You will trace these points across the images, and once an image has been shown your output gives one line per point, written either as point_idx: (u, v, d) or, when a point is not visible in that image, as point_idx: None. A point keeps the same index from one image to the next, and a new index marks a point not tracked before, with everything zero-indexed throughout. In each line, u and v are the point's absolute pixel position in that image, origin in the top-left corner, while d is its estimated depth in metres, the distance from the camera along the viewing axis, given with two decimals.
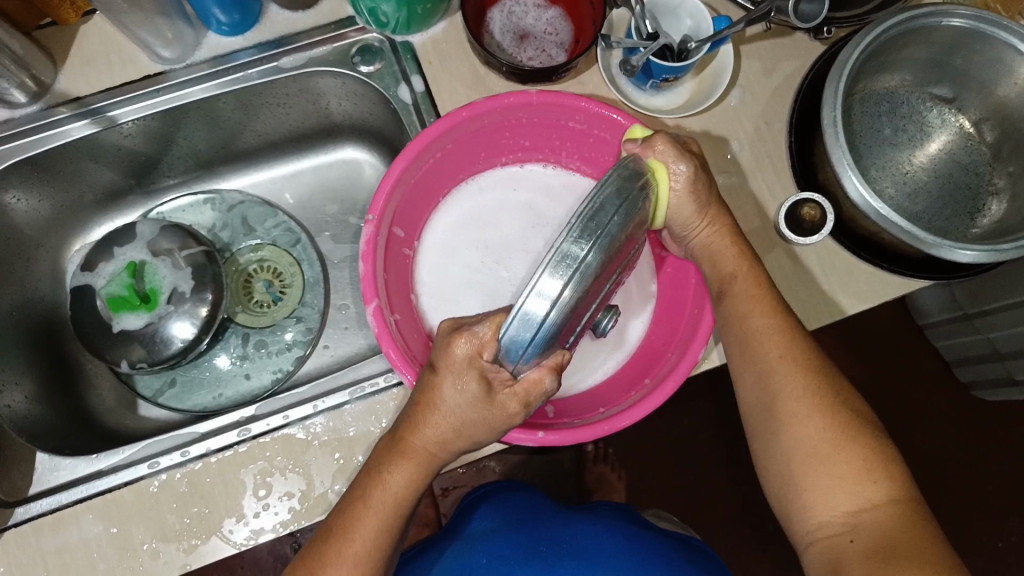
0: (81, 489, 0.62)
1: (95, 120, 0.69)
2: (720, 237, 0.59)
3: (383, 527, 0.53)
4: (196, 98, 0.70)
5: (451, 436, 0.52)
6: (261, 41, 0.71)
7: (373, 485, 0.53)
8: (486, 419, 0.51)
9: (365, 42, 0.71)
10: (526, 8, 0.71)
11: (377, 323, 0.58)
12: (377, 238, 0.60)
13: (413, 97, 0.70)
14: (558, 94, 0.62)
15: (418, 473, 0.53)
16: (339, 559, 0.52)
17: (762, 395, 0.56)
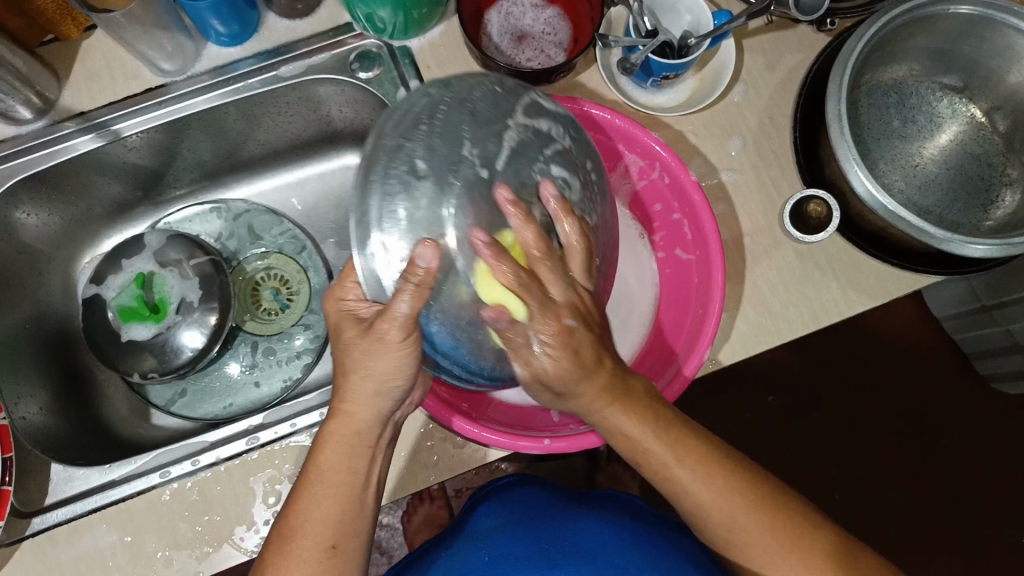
0: (95, 499, 0.63)
1: (100, 134, 0.70)
2: (592, 403, 0.50)
3: (321, 500, 0.52)
4: (198, 110, 0.71)
5: (352, 383, 0.51)
6: (259, 50, 0.71)
7: (272, 562, 0.52)
8: (363, 350, 0.48)
9: (364, 48, 0.71)
10: (523, 9, 0.70)
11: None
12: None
13: None
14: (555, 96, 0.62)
15: (343, 434, 0.52)
16: (286, 537, 0.52)
17: (694, 516, 0.55)
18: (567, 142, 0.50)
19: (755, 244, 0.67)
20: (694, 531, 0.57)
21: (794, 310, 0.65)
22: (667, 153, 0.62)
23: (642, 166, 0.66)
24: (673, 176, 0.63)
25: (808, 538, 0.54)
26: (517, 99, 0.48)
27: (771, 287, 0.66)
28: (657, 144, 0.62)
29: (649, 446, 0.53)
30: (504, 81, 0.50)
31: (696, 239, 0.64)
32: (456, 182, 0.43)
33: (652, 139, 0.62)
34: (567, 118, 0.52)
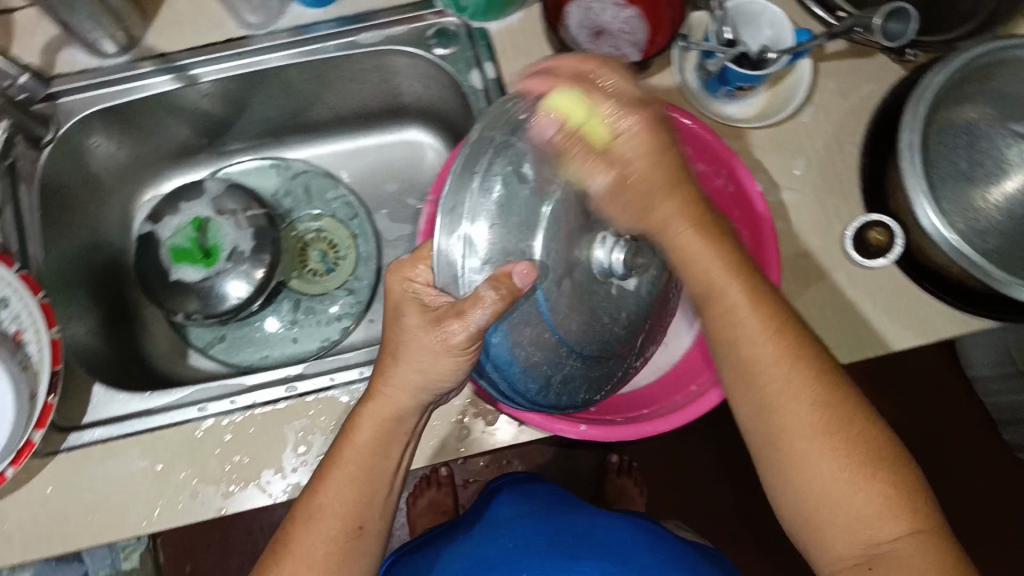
0: (131, 424, 0.66)
1: (178, 77, 0.72)
2: (673, 221, 0.50)
3: (346, 486, 0.51)
4: (272, 66, 0.72)
5: (401, 371, 0.49)
6: (340, 15, 0.73)
7: (287, 541, 0.51)
8: (426, 343, 0.47)
9: (443, 26, 0.72)
10: (605, 6, 0.68)
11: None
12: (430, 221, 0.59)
13: (484, 83, 0.71)
14: None
15: (381, 423, 0.51)
16: (306, 518, 0.51)
17: (759, 409, 0.50)
18: None
19: (808, 266, 0.67)
20: (750, 437, 0.51)
21: (838, 337, 0.65)
22: (734, 159, 0.61)
23: None
24: (737, 186, 0.62)
25: (879, 470, 0.47)
26: None
27: (818, 311, 0.66)
28: (728, 151, 0.61)
29: (739, 318, 0.50)
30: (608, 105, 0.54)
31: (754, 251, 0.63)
32: (558, 206, 0.49)
33: (716, 141, 0.61)
34: None
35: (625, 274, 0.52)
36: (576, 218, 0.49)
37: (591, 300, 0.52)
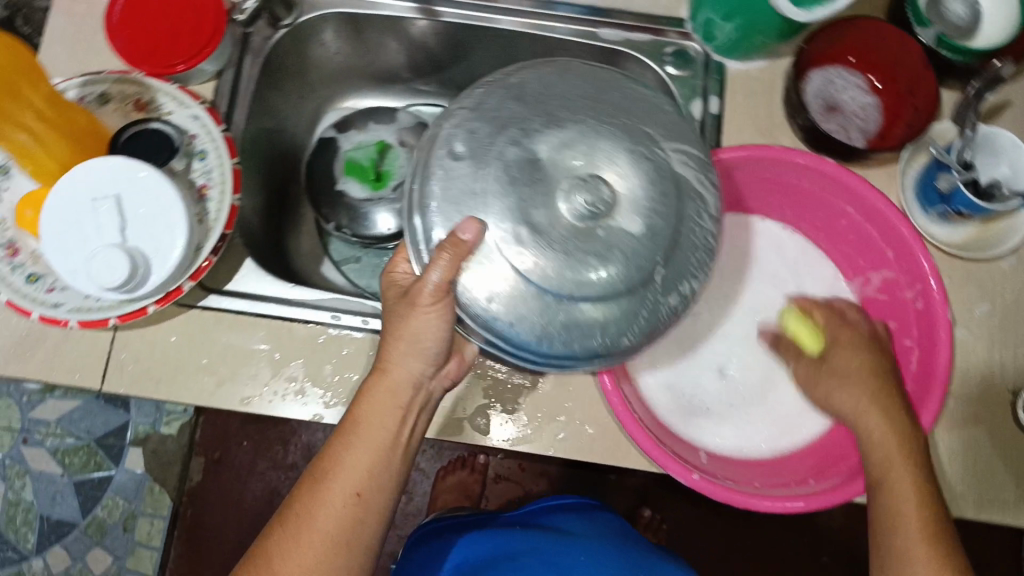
0: (266, 306, 0.68)
1: (421, 8, 0.73)
2: (847, 345, 0.59)
3: (352, 470, 0.53)
4: (501, 29, 0.74)
5: (402, 354, 0.54)
6: (590, 5, 0.73)
7: (329, 472, 0.53)
8: (414, 317, 0.52)
9: (683, 48, 0.72)
10: (847, 84, 0.69)
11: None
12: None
13: (704, 116, 0.71)
14: (859, 178, 0.61)
15: (384, 411, 0.55)
16: (312, 498, 0.53)
17: (882, 513, 0.54)
18: (662, 147, 0.50)
19: (952, 408, 0.65)
20: (870, 537, 0.55)
21: (959, 487, 0.63)
22: (934, 280, 0.60)
23: (899, 278, 0.64)
24: (925, 299, 0.61)
25: None
26: (652, 115, 0.51)
27: (948, 454, 0.64)
28: (931, 268, 0.60)
29: (868, 421, 0.56)
30: (576, 68, 0.53)
31: (920, 375, 0.62)
32: (492, 161, 0.48)
33: (923, 254, 0.60)
34: (696, 130, 0.52)
35: (588, 209, 0.46)
36: (546, 168, 0.47)
37: (572, 244, 0.46)
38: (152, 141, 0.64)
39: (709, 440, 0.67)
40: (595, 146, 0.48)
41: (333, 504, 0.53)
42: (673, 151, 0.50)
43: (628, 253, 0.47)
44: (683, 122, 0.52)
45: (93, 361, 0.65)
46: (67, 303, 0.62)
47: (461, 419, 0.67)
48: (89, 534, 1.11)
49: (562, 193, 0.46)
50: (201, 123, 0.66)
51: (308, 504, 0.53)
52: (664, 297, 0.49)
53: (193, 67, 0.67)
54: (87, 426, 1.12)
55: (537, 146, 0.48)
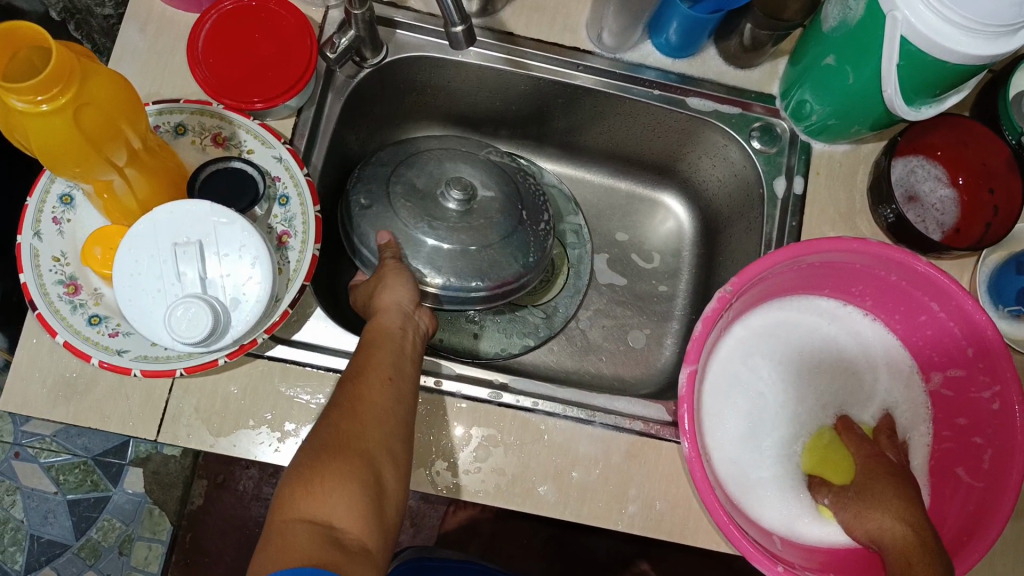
0: (335, 360, 0.65)
1: (515, 60, 0.73)
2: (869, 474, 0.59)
3: (384, 383, 0.57)
4: (581, 84, 0.73)
5: (396, 296, 0.64)
6: (680, 72, 0.73)
7: (360, 368, 0.58)
8: (395, 271, 0.65)
9: (770, 124, 0.73)
10: (927, 175, 0.71)
11: (683, 383, 0.58)
12: (717, 316, 0.59)
13: (787, 195, 0.71)
14: (947, 277, 0.60)
15: (395, 345, 0.60)
16: (355, 407, 0.54)
17: None
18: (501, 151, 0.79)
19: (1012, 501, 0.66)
20: None
21: None
22: (1015, 381, 0.58)
23: (974, 373, 0.61)
24: (1004, 403, 0.59)
25: None
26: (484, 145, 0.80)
27: (1008, 546, 0.65)
28: (1010, 368, 0.58)
29: (885, 527, 0.54)
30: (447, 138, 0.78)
31: (991, 472, 0.59)
32: (405, 200, 0.70)
33: (1006, 361, 0.58)
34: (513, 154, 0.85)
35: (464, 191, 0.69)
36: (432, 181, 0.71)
37: (463, 223, 0.69)
38: (231, 182, 0.61)
39: (774, 521, 0.63)
40: (447, 164, 0.72)
41: (373, 387, 0.56)
42: (493, 154, 0.78)
43: (496, 216, 0.71)
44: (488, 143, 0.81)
45: (150, 409, 0.61)
46: (130, 350, 0.58)
47: (528, 490, 0.63)
48: (81, 557, 1.09)
49: (442, 198, 0.70)
50: (285, 166, 0.63)
51: (350, 392, 0.56)
52: (538, 222, 0.75)
53: (270, 107, 0.64)
54: (84, 443, 1.12)
55: (417, 179, 0.71)
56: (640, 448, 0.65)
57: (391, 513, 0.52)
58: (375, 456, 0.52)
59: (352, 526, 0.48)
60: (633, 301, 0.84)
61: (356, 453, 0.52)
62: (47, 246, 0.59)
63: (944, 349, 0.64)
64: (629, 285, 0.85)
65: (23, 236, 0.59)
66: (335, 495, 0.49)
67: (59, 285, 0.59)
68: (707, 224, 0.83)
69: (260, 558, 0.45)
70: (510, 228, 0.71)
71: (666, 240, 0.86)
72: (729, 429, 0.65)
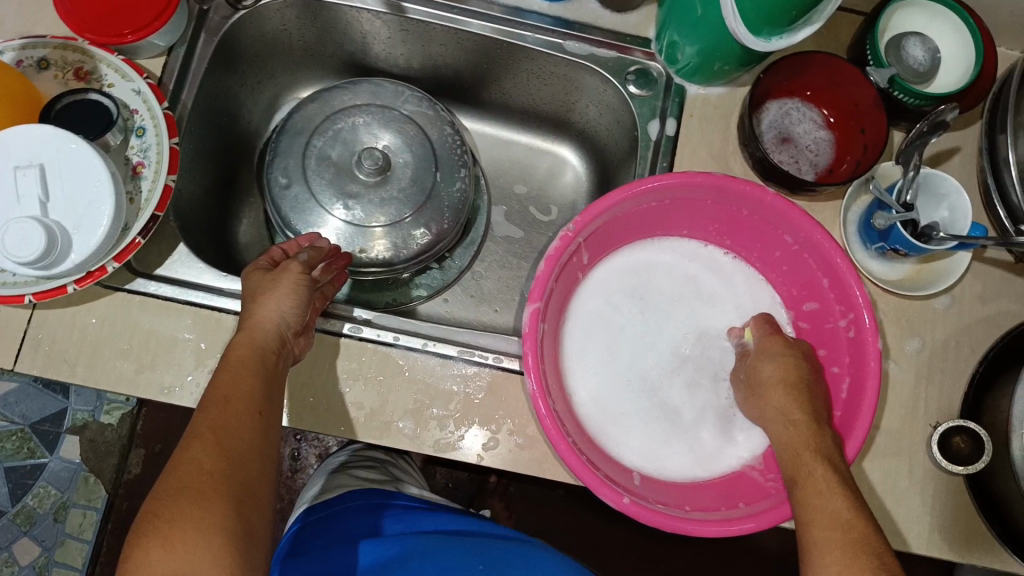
0: (197, 295, 0.65)
1: (388, 3, 0.73)
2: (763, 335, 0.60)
3: (247, 414, 0.53)
4: (471, 31, 0.74)
5: (275, 313, 0.58)
6: (558, 16, 0.74)
7: (223, 400, 0.53)
8: (289, 286, 0.60)
9: (646, 68, 0.73)
10: (803, 117, 0.70)
11: (527, 322, 0.57)
12: (560, 254, 0.58)
13: (659, 137, 0.71)
14: (791, 206, 0.59)
15: (263, 365, 0.56)
16: (214, 444, 0.50)
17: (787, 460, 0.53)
18: (410, 125, 0.80)
19: (877, 440, 0.65)
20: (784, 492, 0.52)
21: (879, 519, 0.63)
22: (866, 311, 0.57)
23: (829, 304, 0.61)
24: (856, 332, 0.58)
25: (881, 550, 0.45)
26: (397, 96, 0.81)
27: (872, 484, 0.64)
28: (862, 296, 0.57)
29: (769, 374, 0.57)
30: (355, 90, 0.81)
31: (849, 401, 0.58)
32: (324, 173, 0.77)
33: (856, 284, 0.58)
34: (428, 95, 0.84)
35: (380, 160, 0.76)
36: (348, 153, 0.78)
37: (379, 193, 0.77)
38: (85, 111, 0.61)
39: (632, 458, 0.62)
40: (362, 132, 0.79)
41: (237, 422, 0.52)
42: (408, 103, 0.81)
43: (409, 183, 0.78)
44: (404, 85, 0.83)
45: (9, 339, 0.62)
46: None
47: (389, 422, 0.63)
48: (17, 522, 1.16)
49: (357, 168, 0.77)
50: (143, 99, 0.63)
51: (206, 429, 0.51)
52: (451, 184, 0.79)
53: (142, 39, 0.64)
54: (22, 411, 1.18)
55: (332, 153, 0.78)
56: (502, 384, 0.65)
57: (255, 563, 0.48)
58: (237, 498, 0.48)
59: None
60: (528, 253, 0.85)
61: (218, 498, 0.47)
62: None
63: (805, 278, 0.63)
64: (526, 239, 0.85)
65: None
66: (198, 549, 0.44)
67: None
68: (601, 175, 0.83)
69: None
70: (422, 194, 0.78)
71: (564, 194, 0.86)
72: (588, 366, 0.64)
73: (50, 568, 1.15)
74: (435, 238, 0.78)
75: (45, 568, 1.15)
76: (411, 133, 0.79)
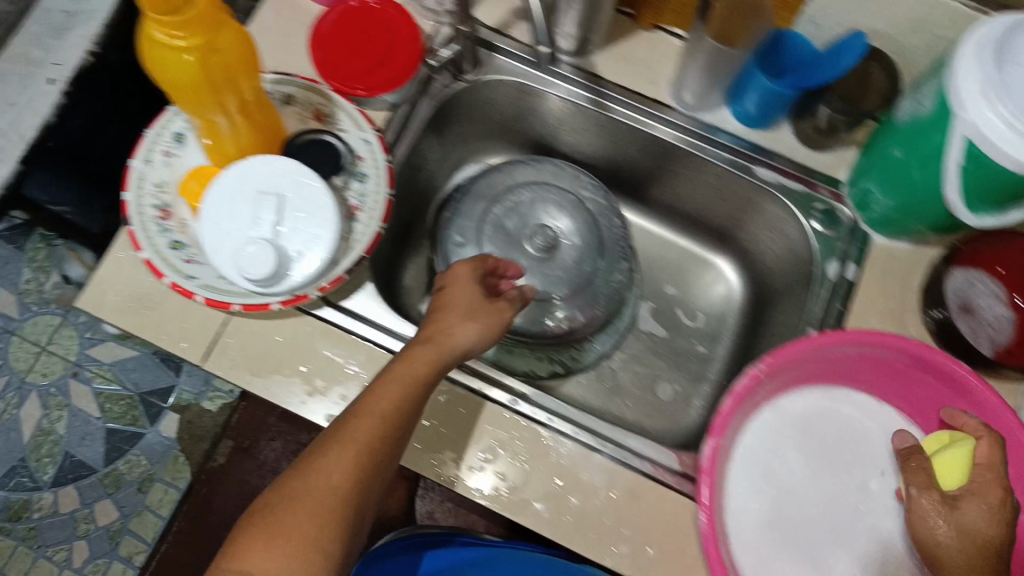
0: (377, 335, 0.69)
1: (596, 99, 0.77)
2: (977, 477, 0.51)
3: (382, 429, 0.55)
4: (657, 135, 0.77)
5: (468, 338, 0.62)
6: (754, 141, 0.76)
7: (373, 410, 0.55)
8: (490, 321, 0.64)
9: (834, 208, 0.75)
10: (989, 292, 0.67)
11: (706, 455, 0.60)
12: (746, 392, 0.60)
13: (839, 278, 0.73)
14: (988, 386, 0.59)
15: (419, 382, 0.58)
16: (341, 450, 0.53)
17: None
18: (583, 209, 0.83)
19: None
20: None
21: None
22: None
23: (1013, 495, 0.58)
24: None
25: None
26: (575, 178, 0.84)
27: None
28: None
29: (967, 526, 0.50)
30: (539, 167, 0.85)
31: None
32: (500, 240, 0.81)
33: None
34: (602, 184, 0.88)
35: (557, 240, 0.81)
36: (524, 225, 0.82)
37: (544, 269, 0.80)
38: (322, 151, 0.68)
39: None
40: (539, 208, 0.83)
41: (370, 435, 0.54)
42: (583, 188, 0.84)
43: (572, 265, 0.81)
44: (583, 170, 0.86)
45: (203, 335, 0.67)
46: (200, 278, 0.64)
47: (526, 500, 0.65)
48: (103, 484, 1.17)
49: (529, 242, 0.81)
50: (370, 148, 0.69)
51: (345, 434, 0.54)
52: (611, 272, 0.82)
53: (370, 95, 0.70)
54: (135, 379, 1.21)
55: (509, 223, 0.82)
56: (644, 489, 0.66)
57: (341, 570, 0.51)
58: (340, 509, 0.51)
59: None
60: (669, 354, 0.86)
61: (327, 507, 0.50)
62: (152, 173, 0.67)
63: None
64: (669, 339, 0.87)
65: (135, 161, 0.66)
66: (290, 552, 0.48)
67: (154, 209, 0.66)
68: (757, 295, 0.84)
69: None
70: (585, 278, 0.81)
71: (713, 304, 0.87)
72: (747, 500, 0.65)
73: (122, 536, 1.15)
74: (589, 321, 0.82)
75: (117, 534, 1.15)
76: (584, 217, 0.82)
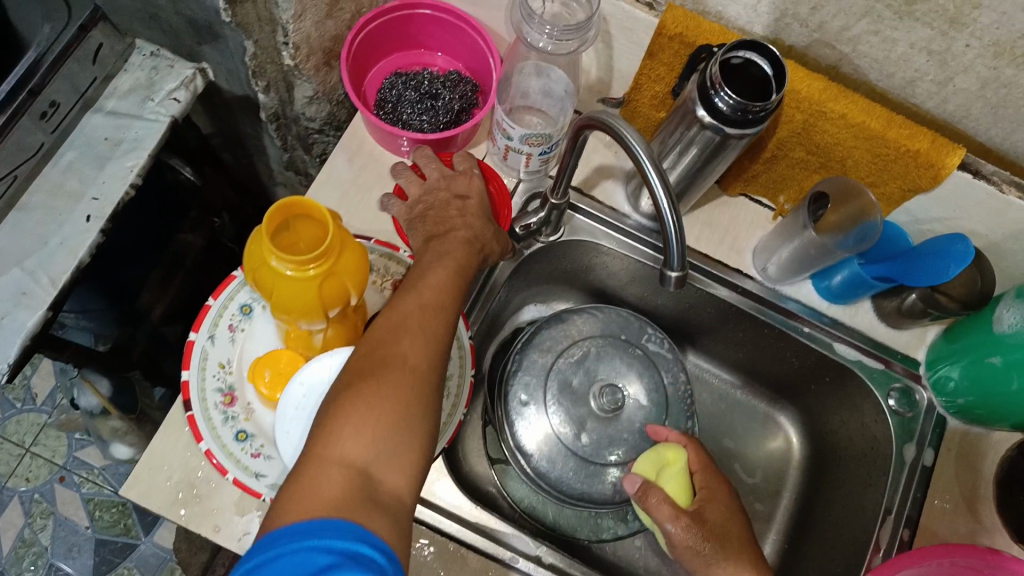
0: (454, 527, 0.65)
1: None
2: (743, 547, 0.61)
3: (439, 309, 0.50)
4: (723, 297, 0.75)
5: (472, 207, 0.59)
6: (835, 316, 0.75)
7: (410, 284, 0.52)
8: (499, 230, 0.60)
9: (911, 389, 0.73)
10: None
11: None
12: None
13: (916, 464, 0.71)
14: None
15: (460, 266, 0.54)
16: (405, 332, 0.48)
17: None
18: (650, 364, 0.80)
19: None
20: None
21: None
22: None
23: None
24: None
25: None
26: (641, 330, 0.82)
27: None
28: None
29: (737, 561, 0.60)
30: (605, 318, 0.82)
31: None
32: (565, 396, 0.77)
33: None
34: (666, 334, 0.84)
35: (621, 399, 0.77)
36: (590, 382, 0.79)
37: (610, 431, 0.76)
38: None
39: None
40: (605, 365, 0.80)
41: (422, 313, 0.49)
42: (650, 340, 0.81)
43: (640, 428, 0.77)
44: (648, 320, 0.84)
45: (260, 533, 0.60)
46: (268, 476, 0.58)
47: None
48: None
49: (596, 400, 0.77)
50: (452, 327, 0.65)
51: (404, 321, 0.49)
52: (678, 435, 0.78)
53: None
54: None
55: (574, 379, 0.78)
56: None
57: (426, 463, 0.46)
58: (420, 393, 0.46)
59: (392, 478, 0.43)
60: None
61: (405, 389, 0.45)
62: (216, 351, 0.61)
63: None
64: None
65: (198, 336, 0.61)
66: (383, 440, 0.43)
67: (217, 394, 0.60)
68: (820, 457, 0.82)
69: (282, 506, 0.40)
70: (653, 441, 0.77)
71: (773, 460, 0.85)
72: None
73: None
74: None
75: None
76: (648, 373, 0.80)
